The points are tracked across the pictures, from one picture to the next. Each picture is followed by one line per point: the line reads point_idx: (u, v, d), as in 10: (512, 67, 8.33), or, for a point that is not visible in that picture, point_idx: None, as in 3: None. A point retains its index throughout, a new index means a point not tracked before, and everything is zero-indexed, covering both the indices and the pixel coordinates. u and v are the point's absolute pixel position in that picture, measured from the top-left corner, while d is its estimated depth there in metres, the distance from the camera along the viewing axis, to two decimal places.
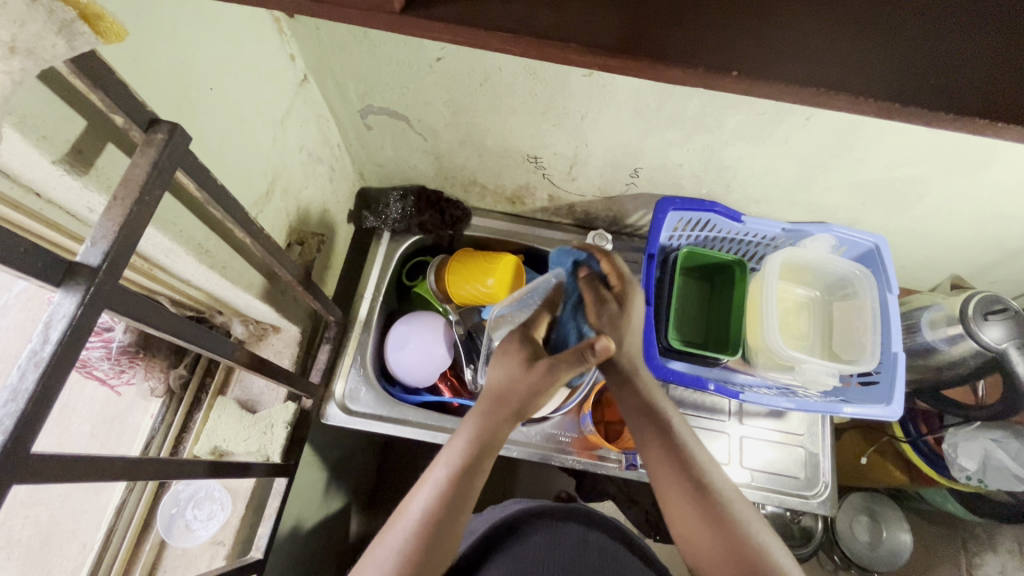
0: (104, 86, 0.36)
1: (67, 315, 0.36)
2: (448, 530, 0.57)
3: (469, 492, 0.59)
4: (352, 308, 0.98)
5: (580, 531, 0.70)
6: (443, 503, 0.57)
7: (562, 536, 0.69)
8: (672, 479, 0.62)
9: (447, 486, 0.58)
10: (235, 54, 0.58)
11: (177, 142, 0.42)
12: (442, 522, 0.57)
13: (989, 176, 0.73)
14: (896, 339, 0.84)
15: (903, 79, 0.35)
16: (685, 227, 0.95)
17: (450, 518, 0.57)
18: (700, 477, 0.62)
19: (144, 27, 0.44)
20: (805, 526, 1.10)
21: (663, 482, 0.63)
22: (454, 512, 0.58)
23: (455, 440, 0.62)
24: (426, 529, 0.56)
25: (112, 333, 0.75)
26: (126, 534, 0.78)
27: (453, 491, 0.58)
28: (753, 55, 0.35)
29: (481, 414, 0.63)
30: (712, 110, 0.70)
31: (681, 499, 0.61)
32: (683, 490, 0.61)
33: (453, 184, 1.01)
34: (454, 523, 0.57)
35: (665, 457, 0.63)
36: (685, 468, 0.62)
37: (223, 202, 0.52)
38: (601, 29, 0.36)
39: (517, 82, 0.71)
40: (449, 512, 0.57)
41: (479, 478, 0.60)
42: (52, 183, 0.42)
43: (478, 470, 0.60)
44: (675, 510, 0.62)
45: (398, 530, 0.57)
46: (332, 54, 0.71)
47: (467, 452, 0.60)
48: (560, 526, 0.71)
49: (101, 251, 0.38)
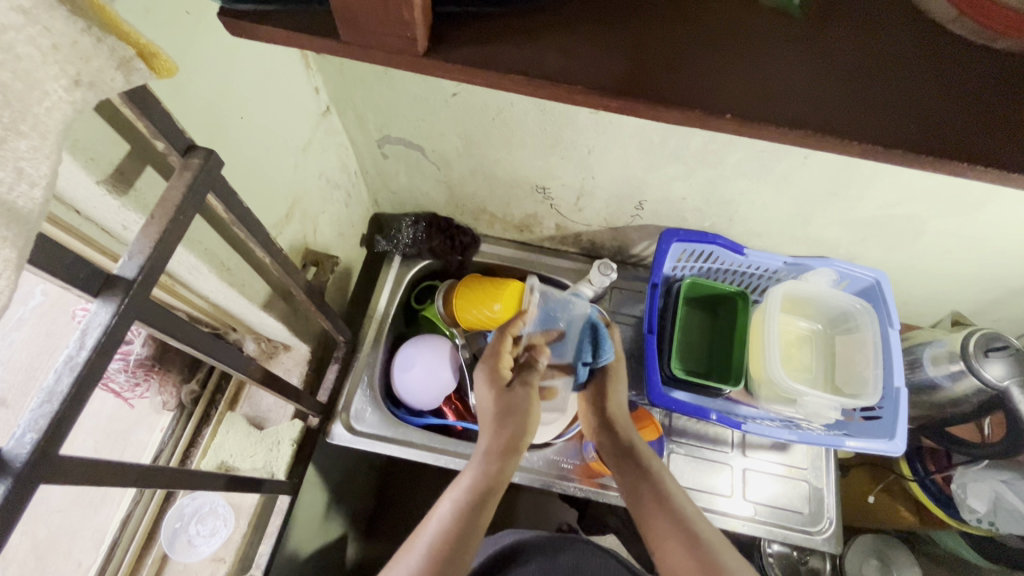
0: (150, 114, 0.40)
1: (102, 324, 0.38)
2: (459, 561, 0.57)
3: (478, 528, 0.60)
4: (361, 329, 1.00)
5: (576, 560, 0.72)
6: (451, 537, 0.58)
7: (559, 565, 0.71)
8: (649, 506, 0.66)
9: (457, 517, 0.60)
10: (265, 87, 0.62)
11: (211, 167, 0.45)
12: (455, 553, 0.57)
13: (983, 216, 0.76)
14: (898, 374, 0.85)
15: (891, 123, 0.37)
16: (687, 259, 0.97)
17: (460, 549, 0.58)
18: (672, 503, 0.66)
19: (188, 63, 0.48)
20: (813, 568, 1.08)
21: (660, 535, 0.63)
22: (462, 545, 0.58)
23: (460, 482, 0.65)
24: (438, 556, 0.56)
25: (131, 346, 0.78)
26: (128, 548, 0.78)
27: (459, 521, 0.60)
28: (744, 99, 0.38)
29: (486, 462, 0.67)
30: (713, 148, 0.74)
31: (658, 523, 0.64)
32: (657, 510, 0.65)
33: (463, 212, 1.05)
34: (462, 555, 0.58)
35: (660, 512, 0.65)
36: (656, 496, 0.67)
37: (247, 223, 0.55)
38: (604, 73, 0.38)
39: (527, 117, 0.75)
40: (461, 544, 0.58)
41: (485, 516, 0.62)
42: (94, 202, 0.45)
43: (485, 508, 0.62)
44: (652, 535, 0.64)
45: (409, 559, 0.57)
46: (355, 88, 0.76)
47: (473, 491, 0.63)
48: (556, 555, 0.72)
49: (137, 265, 0.40)
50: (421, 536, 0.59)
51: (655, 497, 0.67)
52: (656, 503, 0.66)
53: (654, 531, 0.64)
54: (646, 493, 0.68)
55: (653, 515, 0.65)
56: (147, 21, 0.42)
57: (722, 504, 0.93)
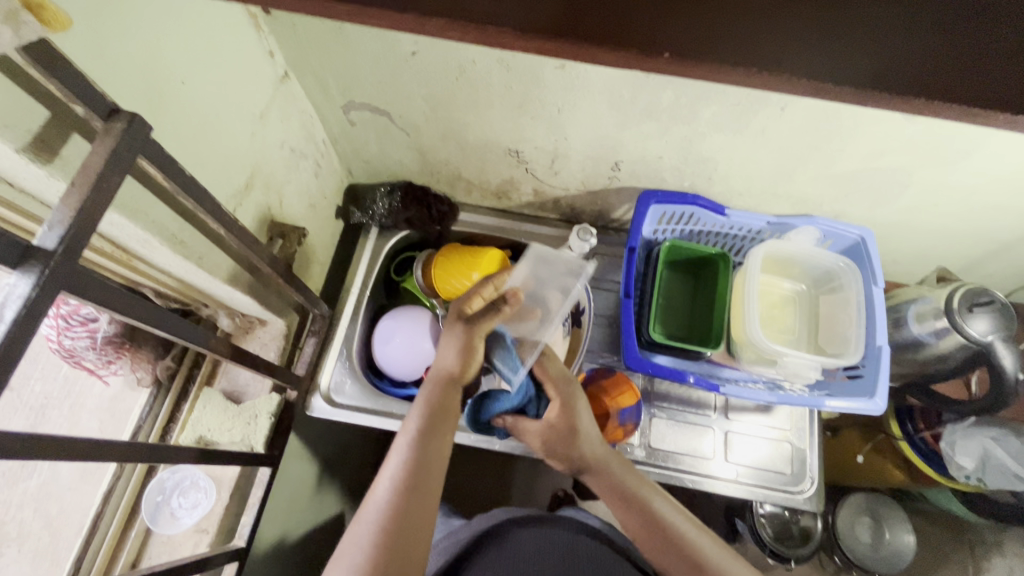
0: (60, 75, 0.37)
1: (21, 296, 0.37)
2: (421, 508, 0.58)
3: (431, 469, 0.62)
4: (339, 303, 1.00)
5: (568, 540, 0.71)
6: (410, 479, 0.60)
7: (550, 543, 0.70)
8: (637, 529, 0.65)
9: (409, 461, 0.61)
10: (209, 50, 0.59)
11: (137, 131, 0.43)
12: (415, 499, 0.59)
13: (972, 165, 0.72)
14: (880, 333, 0.83)
15: (845, 57, 0.34)
16: (668, 221, 0.95)
17: (422, 491, 0.59)
18: (666, 520, 0.64)
19: (107, 21, 0.45)
20: (805, 526, 1.10)
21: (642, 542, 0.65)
22: (421, 486, 0.60)
23: (413, 410, 0.67)
24: (397, 502, 0.58)
25: (97, 324, 0.74)
26: (111, 523, 0.79)
27: (414, 462, 0.61)
28: (683, 32, 0.35)
29: (427, 397, 0.68)
30: (686, 101, 0.70)
31: (650, 536, 0.64)
32: (651, 527, 0.64)
33: (439, 180, 1.02)
34: (424, 492, 0.60)
35: (641, 521, 0.65)
36: (650, 521, 0.64)
37: (192, 192, 0.53)
38: (533, 12, 0.36)
39: (491, 75, 0.72)
40: (415, 487, 0.59)
41: (437, 446, 0.64)
42: (20, 172, 0.43)
43: (434, 438, 0.64)
44: (651, 558, 0.64)
45: (370, 510, 0.58)
46: (310, 49, 0.72)
47: (420, 427, 0.65)
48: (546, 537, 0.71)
49: (58, 236, 0.39)
50: (380, 483, 0.60)
51: (649, 514, 0.65)
52: (650, 519, 0.64)
53: (652, 553, 0.63)
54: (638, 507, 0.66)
55: (649, 532, 0.64)
56: None
57: (705, 466, 0.94)
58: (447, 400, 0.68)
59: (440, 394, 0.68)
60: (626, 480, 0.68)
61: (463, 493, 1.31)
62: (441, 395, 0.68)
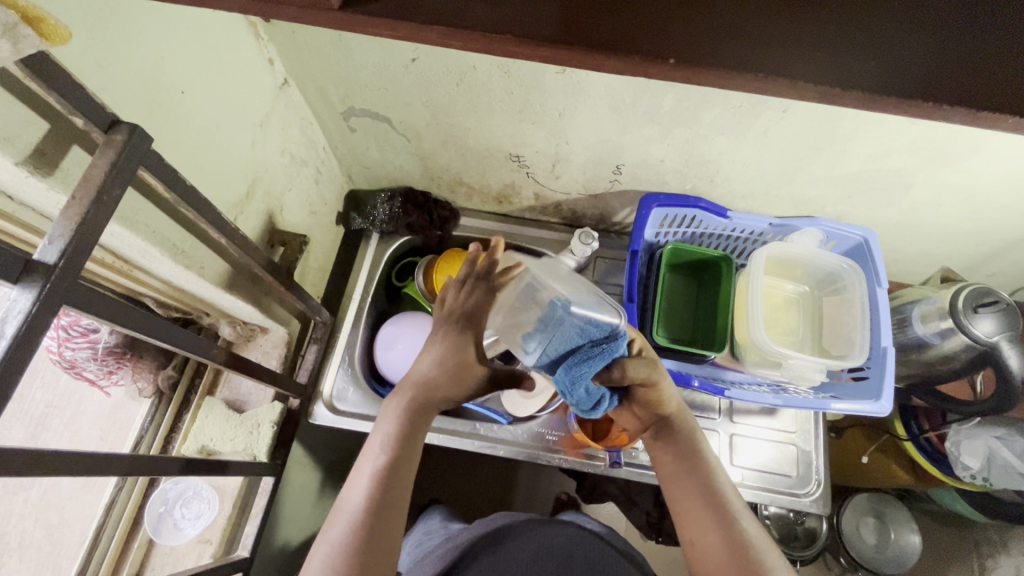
0: (60, 89, 0.37)
1: (22, 311, 0.36)
2: (390, 522, 0.58)
3: (402, 480, 0.60)
4: (340, 309, 0.99)
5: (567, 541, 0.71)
6: (379, 494, 0.58)
7: (551, 545, 0.70)
8: (684, 485, 0.64)
9: (378, 476, 0.60)
10: (209, 59, 0.59)
11: (137, 143, 0.42)
12: (382, 517, 0.57)
13: (975, 166, 0.72)
14: (885, 334, 0.83)
15: (852, 64, 0.34)
16: (670, 224, 0.95)
17: (389, 507, 0.58)
18: (717, 496, 0.61)
19: (107, 32, 0.45)
20: (810, 527, 1.09)
21: (685, 504, 0.63)
22: (389, 503, 0.58)
23: (386, 418, 0.65)
24: (367, 515, 0.57)
25: (98, 334, 0.73)
26: (114, 535, 0.79)
27: (387, 472, 0.60)
28: (690, 40, 0.35)
29: (399, 408, 0.65)
30: (688, 105, 0.70)
31: (693, 506, 0.62)
32: (696, 493, 0.62)
33: (439, 185, 1.02)
34: (392, 509, 0.58)
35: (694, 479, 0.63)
36: (701, 482, 0.63)
37: (193, 202, 0.53)
38: (539, 21, 0.35)
39: (492, 81, 0.72)
40: (387, 498, 0.58)
41: (409, 463, 0.62)
42: (20, 185, 0.43)
43: (405, 454, 0.62)
44: (686, 520, 0.62)
45: (337, 527, 0.57)
46: (310, 57, 0.72)
47: (392, 441, 0.62)
48: (543, 545, 0.70)
49: (59, 249, 0.38)
50: (349, 497, 0.59)
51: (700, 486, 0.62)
52: (699, 487, 0.62)
53: (691, 517, 0.61)
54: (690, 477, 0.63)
55: (692, 501, 0.62)
56: None
57: None
58: (420, 412, 0.65)
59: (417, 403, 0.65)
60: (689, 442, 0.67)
61: (467, 499, 1.30)
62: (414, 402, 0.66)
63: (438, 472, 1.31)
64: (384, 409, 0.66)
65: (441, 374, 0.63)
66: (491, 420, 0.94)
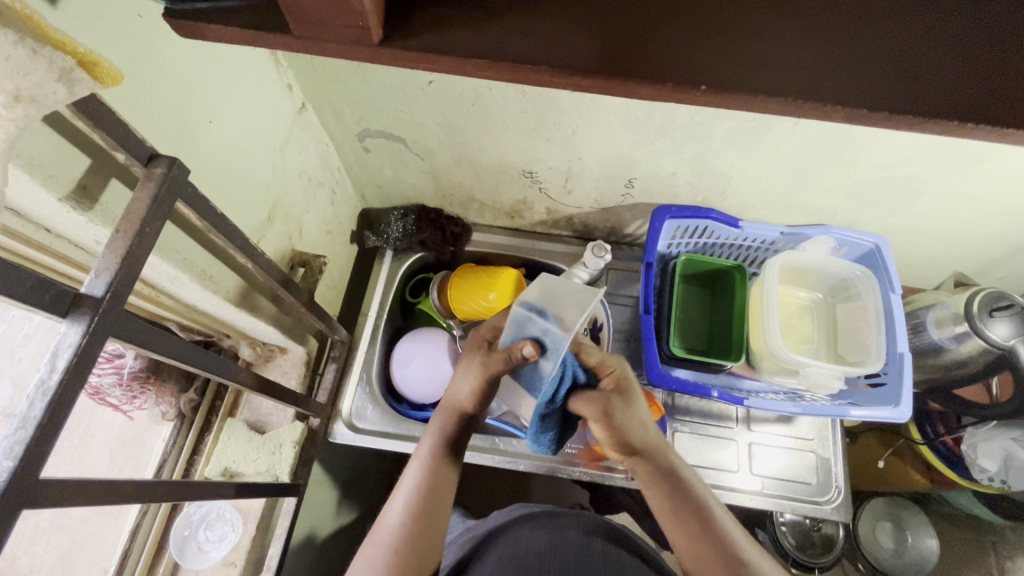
0: (105, 126, 0.38)
1: (72, 344, 0.37)
2: (434, 533, 0.59)
3: (443, 492, 0.62)
4: (357, 327, 1.00)
5: (581, 537, 0.67)
6: (425, 505, 0.60)
7: (564, 541, 0.66)
8: (676, 514, 0.62)
9: (421, 491, 0.61)
10: (233, 88, 0.60)
11: (175, 175, 0.43)
12: (427, 526, 0.59)
13: (985, 173, 0.73)
14: (901, 339, 0.83)
15: (875, 84, 0.35)
16: (683, 235, 0.96)
17: (433, 518, 0.60)
18: (712, 522, 0.60)
19: (143, 68, 0.46)
20: (826, 534, 1.08)
21: (679, 536, 0.61)
22: (434, 514, 0.60)
23: (424, 439, 0.67)
24: (410, 527, 0.59)
25: (123, 359, 0.75)
26: (139, 560, 0.79)
27: (428, 486, 0.62)
28: (718, 68, 0.36)
29: (443, 423, 0.67)
30: (701, 119, 0.71)
31: (688, 534, 0.60)
32: (686, 519, 0.61)
33: (452, 202, 1.03)
34: (437, 520, 0.60)
35: (687, 507, 0.61)
36: (694, 508, 0.61)
37: (223, 229, 0.54)
38: (573, 50, 0.36)
39: (507, 100, 0.73)
40: (429, 511, 0.60)
41: (451, 478, 0.64)
42: (61, 219, 0.44)
43: (448, 468, 0.64)
44: (682, 550, 0.60)
45: (382, 533, 0.59)
46: (327, 81, 0.73)
47: (436, 455, 0.64)
48: (563, 532, 0.68)
49: (105, 283, 0.40)
50: (394, 505, 0.61)
51: (694, 512, 0.61)
52: (688, 509, 0.61)
53: (686, 546, 0.60)
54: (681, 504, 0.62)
55: (688, 532, 0.60)
56: (91, 25, 0.40)
57: (729, 480, 0.93)
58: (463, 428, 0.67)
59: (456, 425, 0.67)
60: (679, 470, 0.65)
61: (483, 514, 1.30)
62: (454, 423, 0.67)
63: None
64: (428, 424, 0.68)
65: (468, 398, 0.66)
66: (510, 434, 0.94)
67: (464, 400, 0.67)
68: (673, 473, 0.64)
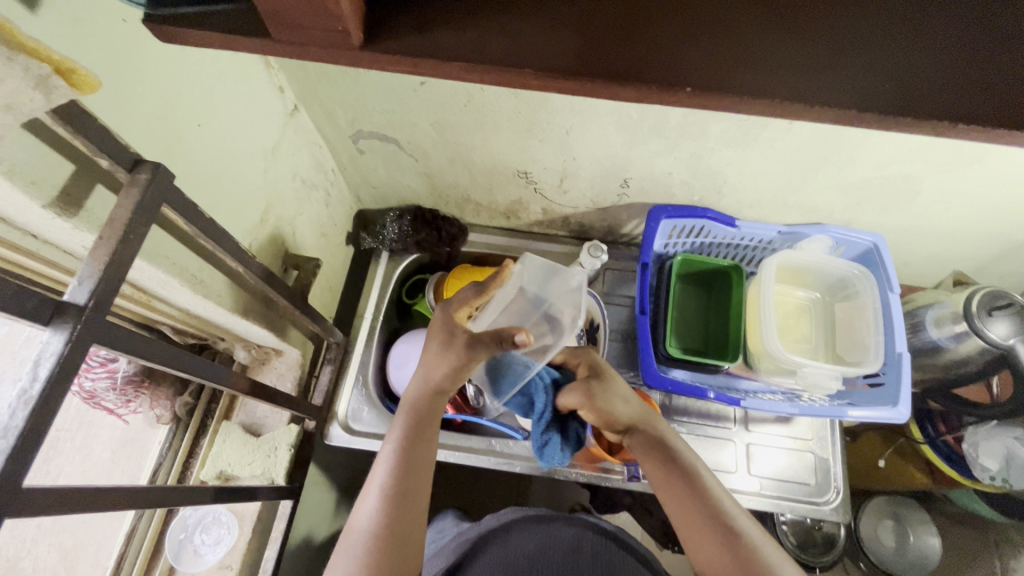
0: (85, 133, 0.38)
1: (55, 353, 0.37)
2: (410, 520, 0.57)
3: (417, 477, 0.60)
4: (353, 329, 1.00)
5: (572, 539, 0.67)
6: (400, 491, 0.59)
7: (555, 543, 0.66)
8: (667, 482, 0.63)
9: (395, 476, 0.60)
10: (222, 91, 0.60)
11: (160, 181, 0.43)
12: (404, 513, 0.57)
13: (984, 171, 0.72)
14: (900, 339, 0.82)
15: (863, 84, 0.34)
16: (679, 235, 0.95)
17: (409, 505, 0.58)
18: (701, 486, 0.62)
19: (128, 73, 0.46)
20: (827, 532, 1.08)
21: (672, 501, 0.62)
22: (410, 500, 0.58)
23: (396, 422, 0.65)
24: (386, 514, 0.57)
25: (117, 364, 0.74)
26: (135, 562, 0.79)
27: (401, 471, 0.60)
28: (704, 69, 0.35)
29: (411, 407, 0.66)
30: (695, 119, 0.71)
31: (679, 500, 0.62)
32: (687, 505, 0.61)
33: (447, 203, 1.03)
34: (412, 505, 0.58)
35: (677, 475, 0.63)
36: (684, 474, 0.63)
37: (212, 233, 0.54)
38: (557, 52, 0.36)
39: (499, 101, 0.72)
40: (404, 496, 0.58)
41: (423, 461, 0.62)
42: (46, 225, 0.44)
43: (419, 452, 0.62)
44: (676, 515, 0.62)
45: (358, 527, 0.57)
46: (319, 83, 0.73)
47: (406, 439, 0.63)
48: (554, 534, 0.68)
49: (88, 290, 0.39)
50: (368, 497, 0.59)
51: (684, 483, 0.62)
52: (689, 495, 0.61)
53: (678, 511, 0.61)
54: (681, 487, 0.62)
55: (678, 497, 0.62)
56: (73, 31, 0.40)
57: (728, 480, 0.92)
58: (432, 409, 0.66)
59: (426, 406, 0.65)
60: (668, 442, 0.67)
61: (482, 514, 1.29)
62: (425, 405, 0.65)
63: (451, 487, 1.31)
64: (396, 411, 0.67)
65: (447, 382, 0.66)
66: (506, 435, 0.94)
67: (441, 382, 0.66)
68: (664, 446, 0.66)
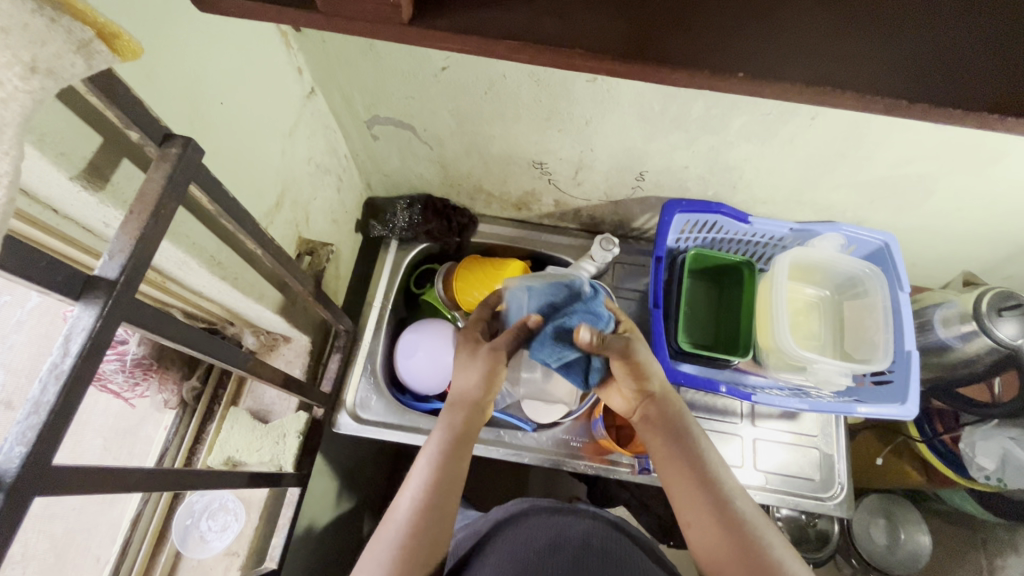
0: (119, 103, 0.37)
1: (86, 328, 0.36)
2: (438, 528, 0.58)
3: (451, 486, 0.61)
4: (361, 317, 0.99)
5: (582, 533, 0.64)
6: (432, 500, 0.60)
7: (565, 537, 0.63)
8: (677, 464, 0.63)
9: (430, 483, 0.61)
10: (244, 69, 0.59)
11: (190, 156, 0.42)
12: (434, 519, 0.58)
13: (999, 172, 0.73)
14: (909, 338, 0.84)
15: (911, 75, 0.35)
16: (691, 230, 0.95)
17: (440, 514, 0.59)
18: (708, 471, 0.62)
19: (157, 44, 0.45)
20: (821, 530, 1.09)
21: (678, 484, 0.62)
22: (441, 507, 0.59)
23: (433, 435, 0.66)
24: (418, 519, 0.58)
25: (126, 346, 0.75)
26: (141, 547, 0.79)
27: (436, 480, 0.61)
28: (757, 55, 0.35)
29: (451, 420, 0.68)
30: (717, 112, 0.70)
31: (685, 483, 0.62)
32: (706, 516, 0.59)
33: (459, 192, 1.02)
34: (444, 516, 0.59)
35: (687, 457, 0.63)
36: (693, 457, 0.63)
37: (234, 214, 0.53)
38: (608, 36, 0.36)
39: (521, 89, 0.72)
40: (437, 504, 0.59)
41: (459, 472, 0.63)
42: (71, 200, 0.43)
43: (456, 464, 0.63)
44: (682, 502, 0.61)
45: (390, 529, 0.58)
46: (338, 66, 0.72)
47: (445, 451, 0.64)
48: (563, 528, 0.65)
49: (119, 265, 0.38)
50: (401, 501, 0.60)
51: (692, 467, 0.62)
52: (708, 502, 0.60)
53: (682, 493, 0.61)
54: (688, 473, 0.62)
55: (687, 480, 0.62)
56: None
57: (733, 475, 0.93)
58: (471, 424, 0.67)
59: (466, 420, 0.68)
60: (682, 422, 0.67)
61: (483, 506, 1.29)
62: (462, 419, 0.68)
63: None
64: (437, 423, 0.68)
65: (480, 389, 0.69)
66: (514, 426, 0.94)
67: (473, 392, 0.69)
68: (678, 426, 0.66)
